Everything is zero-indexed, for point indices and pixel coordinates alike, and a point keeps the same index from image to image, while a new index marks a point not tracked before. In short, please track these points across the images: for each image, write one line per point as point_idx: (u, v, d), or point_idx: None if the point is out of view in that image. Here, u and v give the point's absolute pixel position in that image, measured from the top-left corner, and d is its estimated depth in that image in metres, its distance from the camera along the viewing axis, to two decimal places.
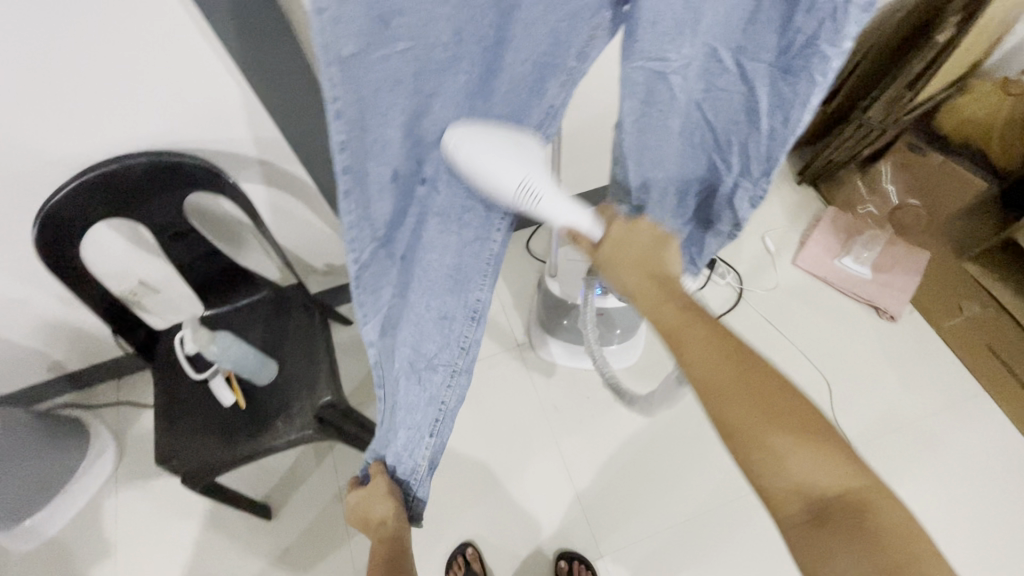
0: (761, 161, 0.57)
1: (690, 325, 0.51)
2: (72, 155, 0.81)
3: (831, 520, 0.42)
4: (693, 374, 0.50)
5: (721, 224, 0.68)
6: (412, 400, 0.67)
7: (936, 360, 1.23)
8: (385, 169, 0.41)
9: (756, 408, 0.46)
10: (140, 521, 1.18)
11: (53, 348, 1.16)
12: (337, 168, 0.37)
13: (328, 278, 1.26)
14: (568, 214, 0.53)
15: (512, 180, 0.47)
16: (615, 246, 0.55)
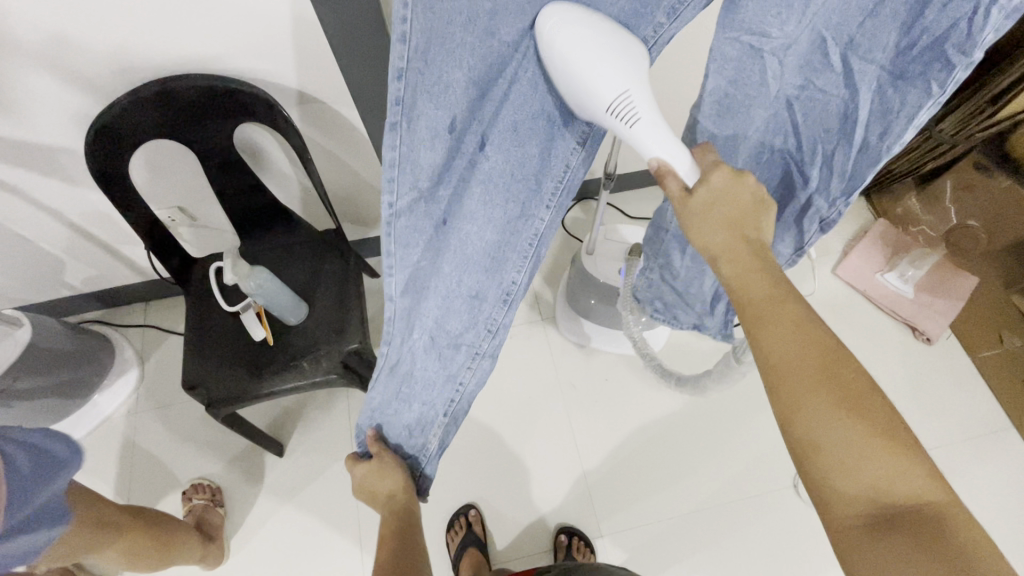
0: (844, 177, 0.54)
1: (779, 310, 0.48)
2: (130, 67, 0.80)
3: (894, 526, 0.41)
4: (771, 354, 0.47)
5: (782, 245, 0.65)
6: (428, 374, 0.63)
7: (971, 389, 1.19)
8: (439, 116, 0.39)
9: (836, 405, 0.44)
10: (157, 440, 1.21)
11: (89, 262, 1.17)
12: (390, 98, 0.36)
13: (364, 228, 1.26)
14: (662, 146, 0.46)
15: (608, 87, 0.42)
16: (707, 202, 0.49)
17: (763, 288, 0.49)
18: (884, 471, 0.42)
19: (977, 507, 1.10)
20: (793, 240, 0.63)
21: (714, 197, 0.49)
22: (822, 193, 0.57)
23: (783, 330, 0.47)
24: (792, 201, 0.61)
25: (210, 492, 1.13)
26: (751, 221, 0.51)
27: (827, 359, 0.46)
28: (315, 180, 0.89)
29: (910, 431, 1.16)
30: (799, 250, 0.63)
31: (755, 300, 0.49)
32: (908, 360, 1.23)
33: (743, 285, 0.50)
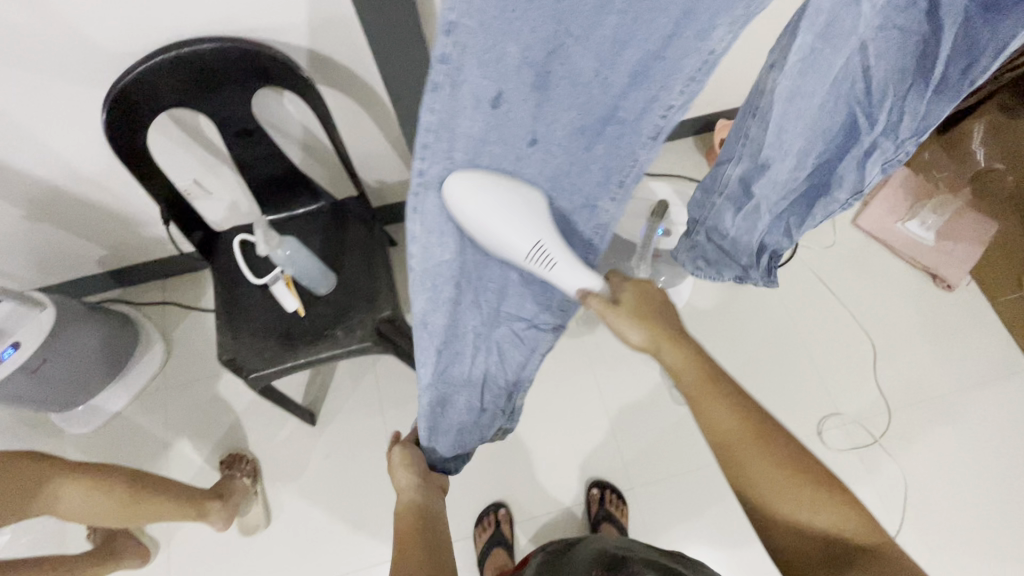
0: (915, 118, 0.55)
1: (711, 390, 0.60)
2: (141, 31, 0.76)
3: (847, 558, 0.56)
4: (717, 432, 0.60)
5: (838, 194, 0.64)
6: (499, 354, 0.68)
7: (987, 332, 1.21)
8: (486, 87, 0.41)
9: (777, 468, 0.58)
10: (187, 415, 1.23)
11: (106, 240, 1.16)
12: (436, 54, 0.38)
13: (383, 194, 1.24)
14: (580, 281, 0.56)
15: (523, 242, 0.52)
16: (631, 304, 0.61)
17: (696, 377, 0.61)
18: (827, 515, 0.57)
19: (986, 444, 1.13)
20: (854, 187, 0.63)
21: (636, 301, 0.61)
22: (888, 135, 0.58)
23: (717, 405, 0.60)
24: (853, 149, 0.60)
25: (244, 464, 1.16)
26: (663, 313, 0.63)
27: (758, 430, 0.59)
28: (337, 145, 0.86)
29: (921, 378, 1.18)
30: (858, 193, 0.63)
31: (690, 385, 0.61)
32: (923, 305, 1.24)
33: (680, 369, 0.61)
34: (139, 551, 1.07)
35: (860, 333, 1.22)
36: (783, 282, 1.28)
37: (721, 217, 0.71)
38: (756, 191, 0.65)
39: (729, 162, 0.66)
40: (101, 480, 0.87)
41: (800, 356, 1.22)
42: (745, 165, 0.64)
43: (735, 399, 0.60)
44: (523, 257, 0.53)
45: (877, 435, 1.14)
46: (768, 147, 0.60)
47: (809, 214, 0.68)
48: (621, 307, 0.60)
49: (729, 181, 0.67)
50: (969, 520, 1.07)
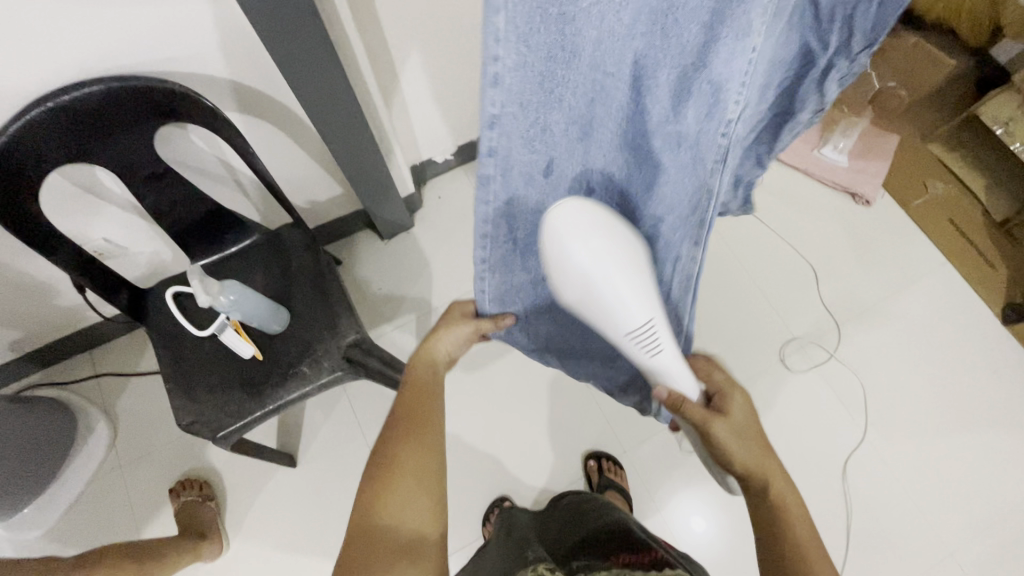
0: (865, 35, 0.61)
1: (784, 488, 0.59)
2: (5, 83, 0.67)
3: None
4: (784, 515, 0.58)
5: (801, 114, 0.74)
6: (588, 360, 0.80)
7: (904, 236, 1.32)
8: (538, 161, 0.46)
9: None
10: (151, 488, 1.13)
11: (12, 322, 1.03)
12: (481, 155, 0.42)
13: (318, 213, 1.18)
14: (678, 370, 0.60)
15: (638, 323, 0.54)
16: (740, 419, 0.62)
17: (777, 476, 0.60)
18: None
19: (922, 336, 1.24)
20: (813, 105, 0.73)
21: (743, 420, 0.62)
22: (840, 55, 0.63)
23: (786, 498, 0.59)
24: (810, 70, 0.66)
25: (198, 488, 1.10)
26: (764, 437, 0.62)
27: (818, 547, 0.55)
28: (262, 174, 0.81)
29: (859, 289, 1.28)
30: (818, 109, 0.74)
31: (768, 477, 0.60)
32: (849, 223, 1.34)
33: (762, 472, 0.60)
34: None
35: (800, 260, 1.31)
36: (724, 226, 1.34)
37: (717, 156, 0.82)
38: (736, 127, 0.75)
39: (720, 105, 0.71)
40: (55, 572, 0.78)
41: (751, 291, 1.28)
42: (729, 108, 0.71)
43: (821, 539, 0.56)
44: (629, 336, 0.55)
45: (831, 349, 1.23)
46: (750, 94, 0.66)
47: (778, 134, 0.79)
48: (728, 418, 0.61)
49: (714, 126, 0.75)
50: (921, 408, 1.19)
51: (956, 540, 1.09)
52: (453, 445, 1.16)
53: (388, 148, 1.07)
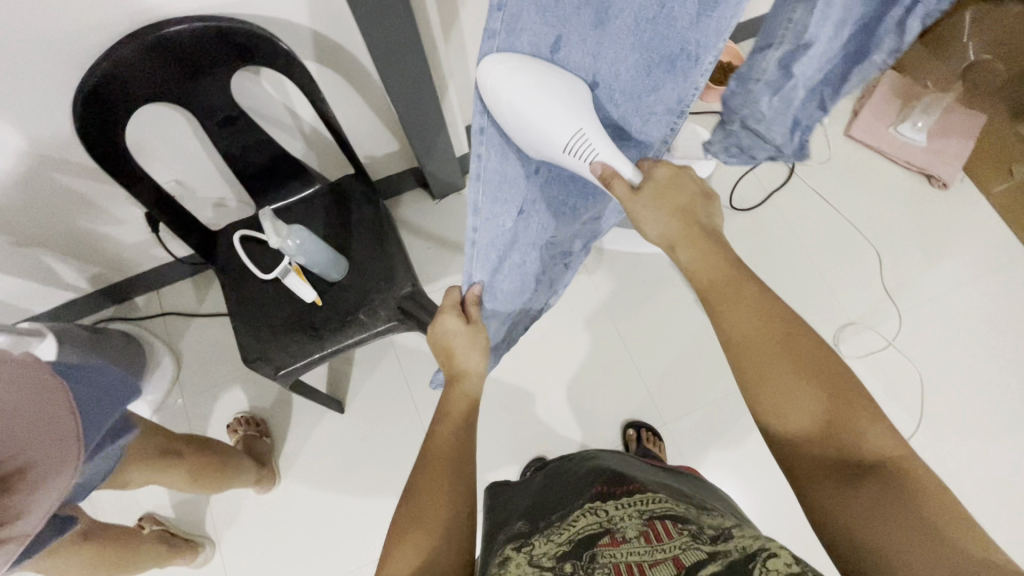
0: None
1: (727, 288, 0.57)
2: (97, 23, 0.70)
3: (871, 482, 0.45)
4: (731, 329, 0.55)
5: (877, 57, 0.52)
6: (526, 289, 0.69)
7: (981, 223, 1.24)
8: (545, 32, 0.48)
9: (794, 373, 0.51)
10: (211, 421, 1.20)
11: (92, 257, 1.10)
12: (493, 3, 0.45)
13: (373, 169, 1.19)
14: (609, 155, 0.54)
15: (565, 133, 0.51)
16: (652, 194, 0.57)
17: (717, 268, 0.58)
18: (811, 413, 0.50)
19: (991, 329, 1.18)
20: (891, 48, 0.51)
21: (659, 187, 0.58)
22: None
23: (740, 309, 0.55)
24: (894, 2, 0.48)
25: (254, 424, 1.16)
26: (696, 210, 0.60)
27: (786, 330, 0.53)
28: (331, 122, 0.82)
29: (926, 277, 1.22)
30: (898, 54, 0.51)
31: (711, 277, 0.58)
32: (922, 206, 1.27)
33: (698, 268, 0.59)
34: (191, 549, 1.06)
35: (864, 242, 1.25)
36: (785, 204, 1.29)
37: (756, 104, 0.60)
38: (798, 72, 0.55)
39: (772, 47, 0.54)
40: (159, 453, 0.86)
41: (808, 272, 1.24)
42: (787, 48, 0.53)
43: (764, 301, 0.55)
44: (564, 149, 0.52)
45: (890, 337, 1.18)
46: (814, 21, 0.50)
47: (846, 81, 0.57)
48: (643, 194, 0.56)
49: (767, 66, 0.56)
50: (981, 404, 1.13)
51: (1006, 542, 1.05)
52: (494, 404, 1.18)
53: (448, 105, 1.06)
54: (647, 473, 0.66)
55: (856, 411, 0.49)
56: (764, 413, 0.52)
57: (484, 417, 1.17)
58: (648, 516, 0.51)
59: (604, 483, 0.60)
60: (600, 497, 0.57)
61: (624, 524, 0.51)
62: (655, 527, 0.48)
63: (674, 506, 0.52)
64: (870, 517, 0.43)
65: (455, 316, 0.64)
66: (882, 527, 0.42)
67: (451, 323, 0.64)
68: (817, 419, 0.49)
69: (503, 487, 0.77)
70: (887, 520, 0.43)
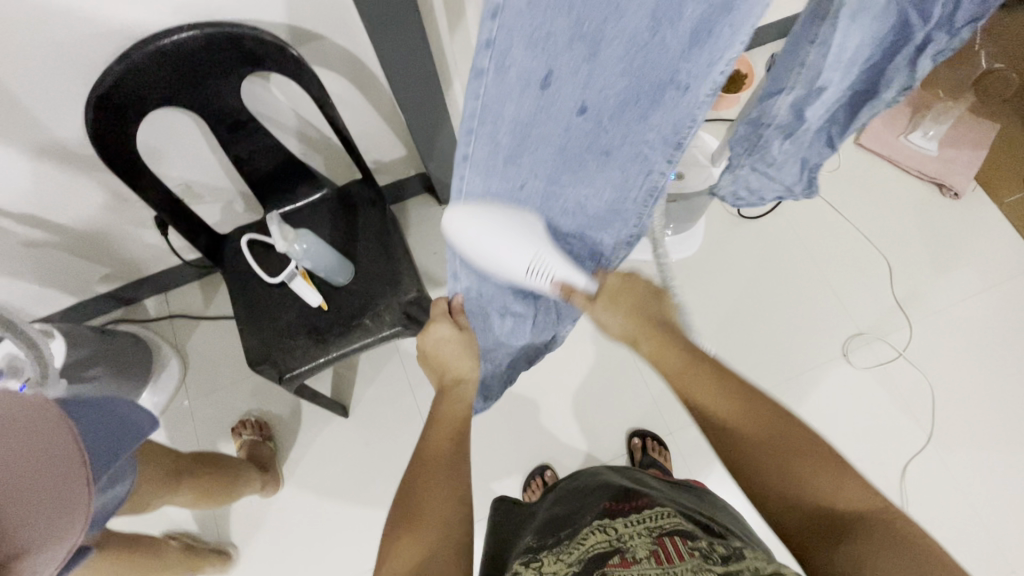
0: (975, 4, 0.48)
1: (695, 376, 0.58)
2: (110, 24, 0.70)
3: (858, 532, 0.45)
4: (707, 410, 0.56)
5: (886, 95, 0.58)
6: (517, 323, 0.68)
7: (995, 234, 1.23)
8: (534, 68, 0.40)
9: (770, 446, 0.51)
10: (216, 425, 1.20)
11: (103, 258, 1.11)
12: (480, 41, 0.36)
13: (380, 175, 1.20)
14: (562, 272, 0.55)
15: (520, 264, 0.52)
16: (609, 299, 0.60)
17: (680, 362, 0.59)
18: (801, 485, 0.49)
19: (1003, 341, 1.16)
20: (899, 88, 0.57)
21: (615, 291, 0.60)
22: (940, 30, 0.51)
23: (713, 392, 0.56)
24: (903, 50, 0.53)
25: (259, 428, 1.16)
26: (652, 311, 0.62)
27: (755, 409, 0.54)
28: (340, 128, 0.82)
29: (937, 287, 1.20)
30: (906, 90, 0.58)
31: (674, 371, 0.59)
32: (933, 215, 1.25)
33: (661, 358, 0.60)
34: (219, 558, 1.06)
35: (874, 252, 1.23)
36: (794, 212, 1.28)
37: (767, 148, 0.65)
38: (809, 116, 0.59)
39: (783, 89, 0.59)
40: (166, 475, 0.85)
41: (817, 281, 1.23)
42: (800, 91, 0.57)
43: (735, 384, 0.56)
44: (525, 270, 0.53)
45: (900, 348, 1.17)
46: (827, 70, 0.54)
47: (852, 119, 0.62)
48: (599, 299, 0.59)
49: (780, 110, 0.60)
50: (993, 417, 1.11)
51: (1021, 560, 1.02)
52: (499, 412, 1.17)
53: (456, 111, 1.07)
54: (652, 487, 0.65)
55: (846, 473, 0.49)
56: (747, 479, 0.52)
57: (489, 423, 1.16)
58: (657, 534, 0.50)
59: (614, 501, 0.59)
60: (608, 515, 0.56)
61: (634, 543, 0.49)
62: (664, 544, 0.47)
63: (681, 520, 0.51)
64: (866, 563, 0.43)
65: (445, 321, 0.64)
66: (881, 575, 0.42)
67: (440, 329, 0.64)
68: (812, 488, 0.49)
69: (513, 502, 0.76)
70: (879, 566, 0.42)
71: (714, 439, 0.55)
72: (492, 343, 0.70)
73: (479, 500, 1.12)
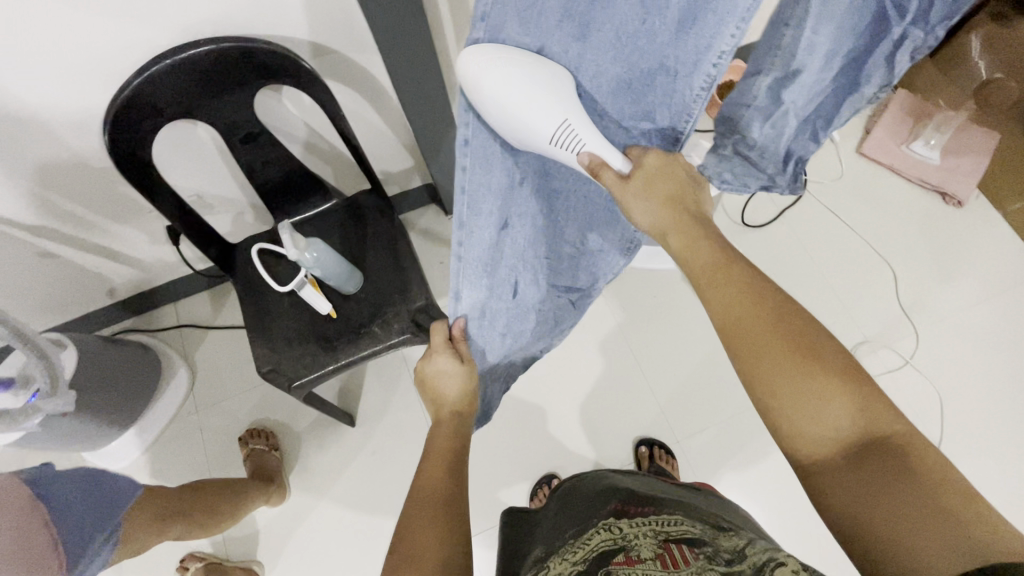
0: (949, 1, 0.49)
1: (719, 274, 0.52)
2: (128, 39, 0.72)
3: (872, 462, 0.44)
4: (720, 315, 0.51)
5: (867, 89, 0.59)
6: (519, 331, 0.70)
7: (999, 242, 1.23)
8: (527, 42, 0.46)
9: (794, 358, 0.47)
10: (224, 435, 1.21)
11: (115, 268, 1.12)
12: (477, 13, 0.44)
13: (388, 185, 1.22)
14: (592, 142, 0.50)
15: (550, 123, 0.47)
16: (645, 183, 0.54)
17: (706, 258, 0.53)
18: (826, 404, 0.46)
19: (1010, 348, 1.16)
20: (881, 80, 0.58)
21: (650, 176, 0.54)
22: (917, 24, 0.52)
23: (731, 295, 0.51)
24: (880, 42, 0.54)
25: (265, 438, 1.16)
26: (686, 198, 0.56)
27: (779, 314, 0.50)
28: (350, 139, 0.83)
29: (942, 294, 1.20)
30: (887, 85, 0.58)
31: (701, 266, 0.54)
32: (936, 223, 1.26)
33: (685, 255, 0.55)
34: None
35: (879, 260, 1.24)
36: (798, 219, 1.29)
37: (748, 128, 0.64)
38: (787, 98, 0.58)
39: (761, 72, 0.58)
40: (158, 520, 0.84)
41: (821, 288, 1.23)
42: (776, 75, 0.57)
43: (755, 283, 0.51)
44: (548, 140, 0.49)
45: (907, 356, 1.16)
46: (801, 53, 0.54)
47: (837, 109, 0.62)
48: (634, 182, 0.53)
49: (758, 92, 0.60)
50: (1001, 425, 1.11)
51: None
52: (506, 420, 1.17)
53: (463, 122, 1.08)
54: (661, 490, 0.65)
55: (870, 398, 0.46)
56: (767, 399, 0.48)
57: (495, 431, 1.17)
58: (664, 538, 0.51)
59: (623, 503, 0.59)
60: (616, 514, 0.56)
61: (638, 543, 0.51)
62: (670, 551, 0.49)
63: (690, 527, 0.52)
64: (881, 498, 0.42)
65: (446, 353, 0.65)
66: (892, 508, 0.41)
67: (439, 362, 0.65)
68: (840, 423, 0.46)
69: (524, 512, 0.74)
70: (893, 501, 0.42)
71: (731, 347, 0.51)
72: (491, 364, 0.71)
73: (486, 509, 1.12)
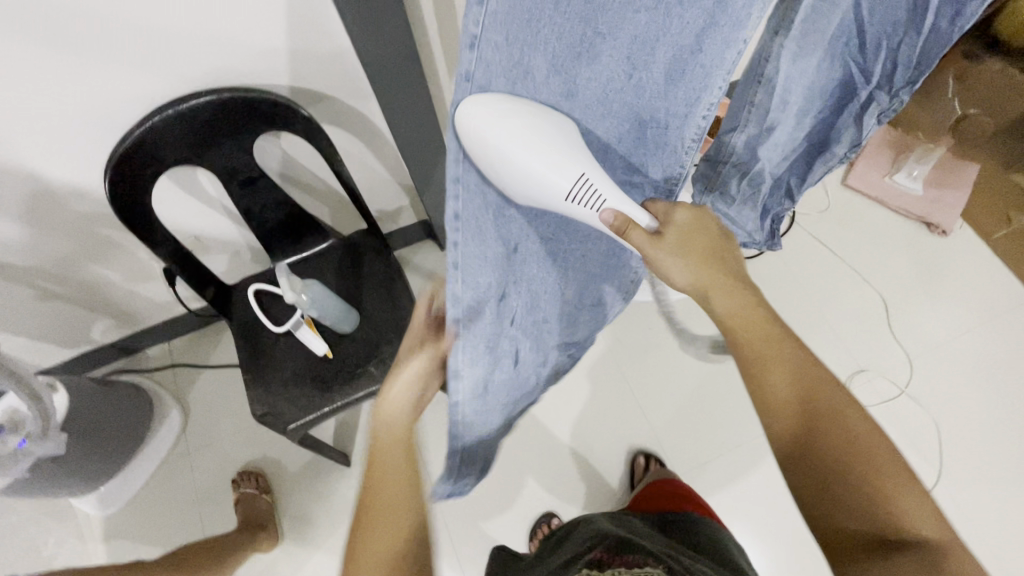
0: (905, 74, 0.58)
1: (767, 345, 0.54)
2: (129, 91, 0.74)
3: (906, 544, 0.47)
4: (770, 380, 0.53)
5: (838, 149, 0.70)
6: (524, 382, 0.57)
7: (986, 270, 1.25)
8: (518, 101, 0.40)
9: (841, 440, 0.50)
10: (216, 477, 1.18)
11: (108, 309, 1.12)
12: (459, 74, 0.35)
13: (383, 222, 1.23)
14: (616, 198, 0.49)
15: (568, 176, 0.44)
16: (679, 240, 0.53)
17: (757, 324, 0.55)
18: (870, 491, 0.48)
19: (1003, 375, 1.17)
20: (849, 141, 0.68)
21: (688, 230, 0.55)
22: (881, 91, 0.61)
23: (778, 362, 0.53)
24: (849, 106, 0.65)
25: (256, 480, 1.14)
26: (723, 255, 0.57)
27: (821, 394, 0.52)
28: (347, 182, 0.85)
29: (933, 322, 1.22)
30: (856, 146, 0.68)
31: (750, 332, 0.55)
32: (923, 252, 1.28)
33: (733, 317, 0.55)
34: None
35: (869, 289, 1.26)
36: (788, 250, 1.31)
37: (725, 181, 0.76)
38: (761, 153, 0.69)
39: (734, 131, 0.69)
40: None
41: (814, 318, 1.24)
42: (751, 130, 0.67)
43: (805, 360, 0.54)
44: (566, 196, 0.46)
45: (902, 385, 1.17)
46: (773, 111, 0.63)
47: (811, 165, 0.74)
48: (666, 239, 0.52)
49: (734, 146, 0.70)
50: (1000, 453, 1.11)
51: None
52: (503, 458, 1.15)
53: None
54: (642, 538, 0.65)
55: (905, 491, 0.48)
56: (807, 469, 0.50)
57: (493, 469, 1.15)
58: None
59: (605, 551, 0.59)
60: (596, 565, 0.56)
61: None
62: None
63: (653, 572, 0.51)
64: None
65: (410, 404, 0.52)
66: None
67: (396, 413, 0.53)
68: (874, 506, 0.48)
69: (512, 555, 0.75)
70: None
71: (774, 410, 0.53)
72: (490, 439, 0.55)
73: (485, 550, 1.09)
